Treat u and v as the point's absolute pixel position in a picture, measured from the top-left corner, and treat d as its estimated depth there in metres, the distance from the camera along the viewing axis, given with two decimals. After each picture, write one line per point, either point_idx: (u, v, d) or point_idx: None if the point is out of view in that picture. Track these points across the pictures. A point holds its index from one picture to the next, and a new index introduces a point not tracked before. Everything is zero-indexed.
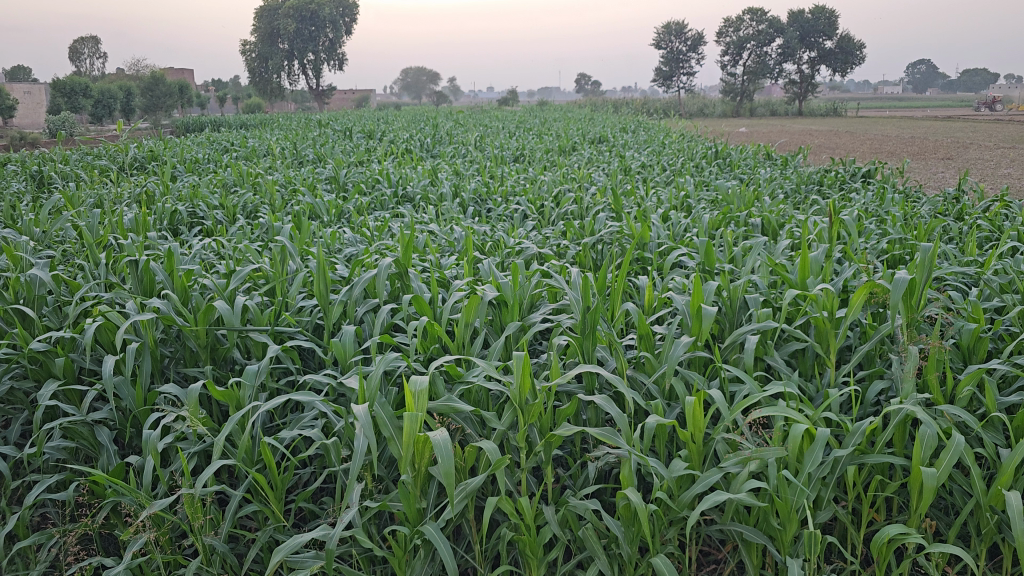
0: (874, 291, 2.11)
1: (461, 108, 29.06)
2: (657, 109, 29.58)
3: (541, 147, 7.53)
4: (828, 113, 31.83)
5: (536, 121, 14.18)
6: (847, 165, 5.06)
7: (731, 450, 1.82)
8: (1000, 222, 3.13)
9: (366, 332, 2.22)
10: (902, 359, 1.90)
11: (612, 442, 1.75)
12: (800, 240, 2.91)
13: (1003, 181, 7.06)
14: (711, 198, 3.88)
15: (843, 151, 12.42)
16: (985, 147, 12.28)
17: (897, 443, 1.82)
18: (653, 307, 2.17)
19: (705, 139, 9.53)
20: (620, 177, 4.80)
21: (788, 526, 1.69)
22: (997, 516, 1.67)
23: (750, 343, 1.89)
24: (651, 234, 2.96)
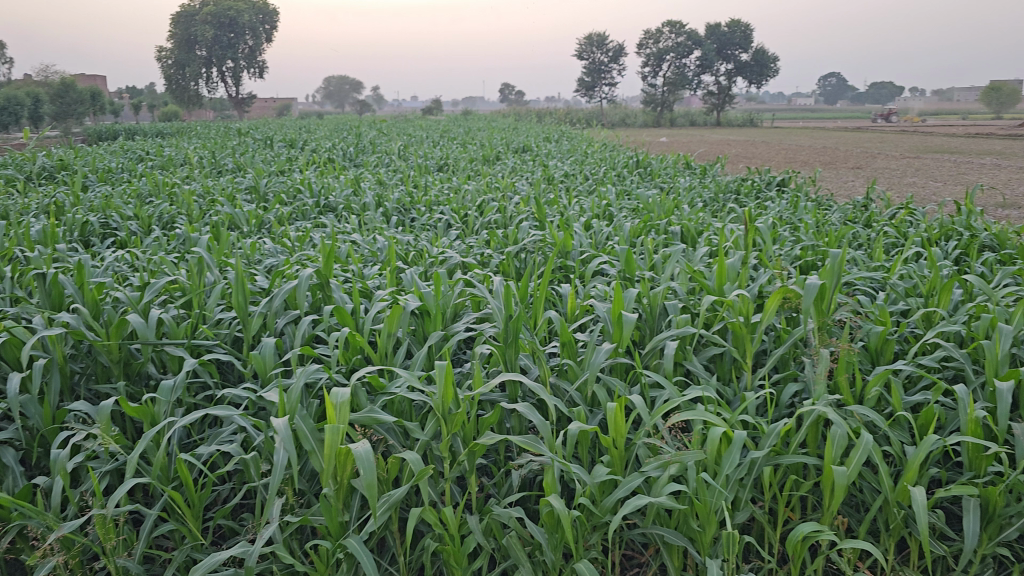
0: (788, 296, 2.17)
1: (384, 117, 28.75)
2: (581, 120, 29.86)
3: (465, 157, 7.53)
4: (746, 124, 32.85)
5: (462, 129, 14.22)
6: (762, 174, 5.21)
7: (652, 455, 1.85)
8: (905, 229, 3.26)
9: (286, 343, 2.18)
10: (815, 362, 1.97)
11: (535, 450, 1.76)
12: (718, 246, 2.97)
13: (908, 191, 7.39)
14: (632, 206, 3.94)
15: (760, 161, 12.81)
16: (891, 157, 12.82)
17: (810, 443, 1.88)
18: (576, 314, 2.19)
19: (626, 148, 9.68)
20: (542, 186, 4.84)
21: (707, 528, 1.72)
22: (904, 512, 1.74)
23: (669, 349, 1.93)
24: (573, 242, 2.99)
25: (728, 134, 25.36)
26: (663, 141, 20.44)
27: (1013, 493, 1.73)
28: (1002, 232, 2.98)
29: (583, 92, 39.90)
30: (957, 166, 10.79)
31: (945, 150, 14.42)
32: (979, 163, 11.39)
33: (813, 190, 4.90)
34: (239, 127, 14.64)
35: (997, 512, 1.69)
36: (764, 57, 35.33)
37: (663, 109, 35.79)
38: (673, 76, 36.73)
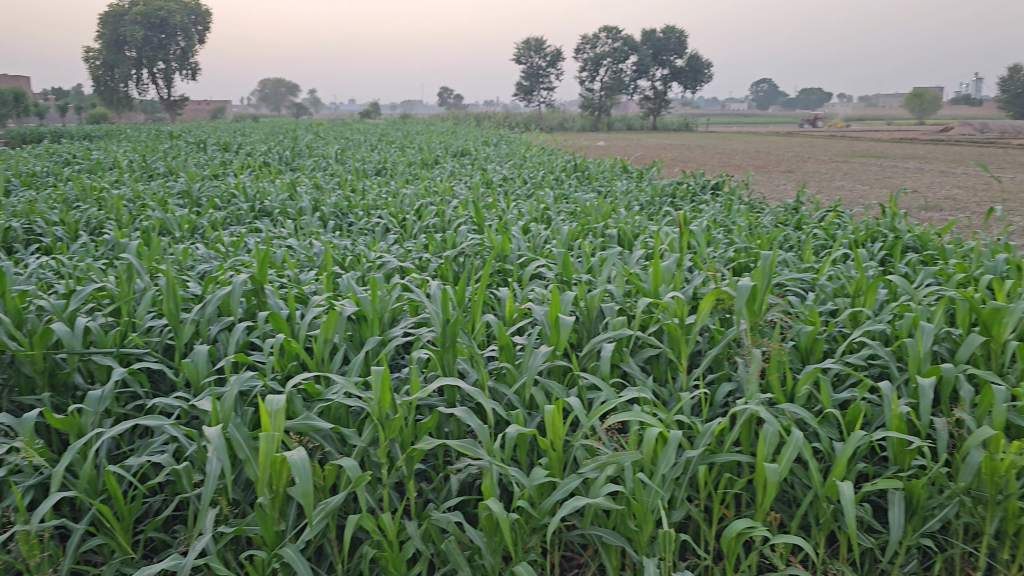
0: (721, 298, 2.22)
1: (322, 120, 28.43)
2: (520, 123, 29.97)
3: (404, 161, 7.49)
4: (684, 129, 33.43)
5: (401, 133, 14.16)
6: (697, 178, 5.30)
7: (590, 456, 1.86)
8: (833, 231, 3.35)
9: (220, 351, 2.13)
10: (748, 361, 2.01)
11: (473, 454, 1.77)
12: (653, 249, 3.01)
13: (838, 194, 7.61)
14: (570, 209, 3.97)
15: (696, 165, 13.03)
16: (822, 161, 13.17)
17: (744, 442, 1.91)
18: (514, 318, 2.20)
19: (564, 152, 9.76)
20: (481, 190, 4.84)
21: (644, 527, 1.74)
22: (833, 506, 1.78)
23: (606, 352, 1.95)
24: (511, 246, 3.00)
25: (666, 139, 25.72)
26: (603, 145, 20.67)
27: (935, 485, 1.80)
28: (924, 233, 3.08)
29: (524, 95, 40.10)
30: (884, 170, 11.15)
31: (873, 154, 14.90)
32: (905, 166, 11.80)
33: (746, 193, 5.00)
34: (173, 129, 14.37)
35: (921, 504, 1.75)
36: (699, 63, 36.03)
37: (604, 113, 36.16)
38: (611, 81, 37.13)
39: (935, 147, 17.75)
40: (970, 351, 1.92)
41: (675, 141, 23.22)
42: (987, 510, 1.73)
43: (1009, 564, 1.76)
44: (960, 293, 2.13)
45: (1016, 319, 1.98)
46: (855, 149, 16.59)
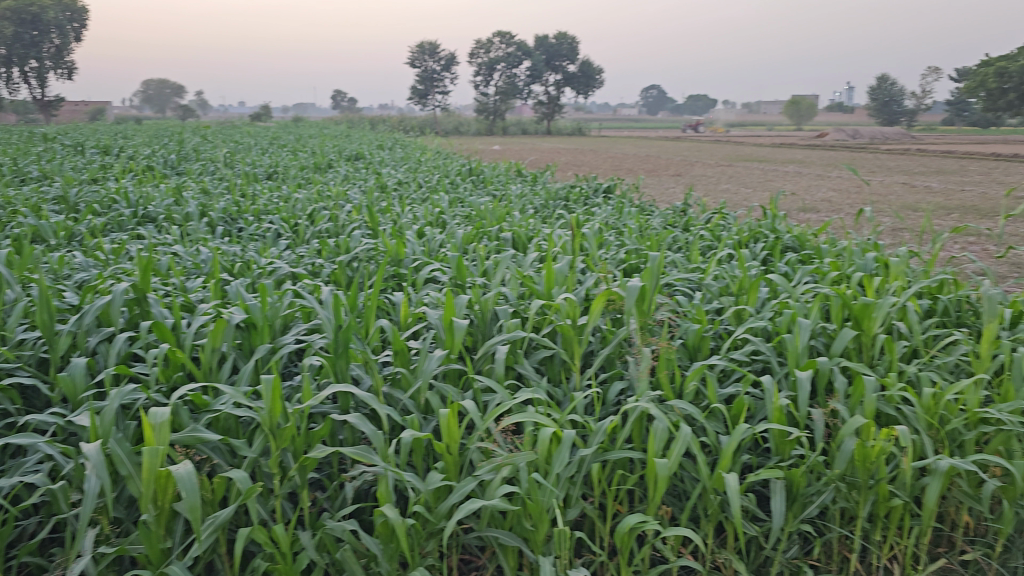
0: (613, 299, 2.28)
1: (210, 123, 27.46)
2: (416, 128, 29.74)
3: (296, 165, 7.33)
4: (582, 133, 34.02)
5: (292, 135, 13.78)
6: (590, 181, 5.40)
7: (485, 458, 1.87)
8: (718, 232, 3.47)
9: (99, 363, 2.04)
10: (637, 360, 2.06)
11: (367, 461, 1.75)
12: (546, 251, 3.05)
13: (725, 197, 7.91)
14: (465, 213, 3.98)
15: (589, 168, 13.26)
16: (709, 165, 13.64)
17: (635, 438, 1.96)
18: (408, 323, 2.19)
19: (460, 156, 9.79)
20: (376, 195, 4.79)
21: (540, 526, 1.76)
22: (721, 498, 1.84)
23: (500, 354, 1.97)
24: (406, 250, 2.98)
25: (560, 143, 26.01)
26: (497, 149, 20.79)
27: (814, 473, 1.88)
28: (801, 234, 3.24)
29: (422, 99, 39.85)
30: (766, 173, 11.64)
31: (758, 159, 15.56)
32: (787, 170, 12.36)
33: (637, 196, 5.13)
34: (47, 132, 13.60)
35: (801, 492, 1.83)
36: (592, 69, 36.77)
37: (501, 116, 36.37)
38: (508, 85, 37.35)
39: (815, 152, 18.68)
40: (843, 344, 2.04)
41: (572, 144, 23.64)
42: (860, 494, 1.83)
43: (881, 545, 1.86)
44: (833, 289, 2.26)
45: (884, 313, 2.11)
46: (741, 154, 17.27)
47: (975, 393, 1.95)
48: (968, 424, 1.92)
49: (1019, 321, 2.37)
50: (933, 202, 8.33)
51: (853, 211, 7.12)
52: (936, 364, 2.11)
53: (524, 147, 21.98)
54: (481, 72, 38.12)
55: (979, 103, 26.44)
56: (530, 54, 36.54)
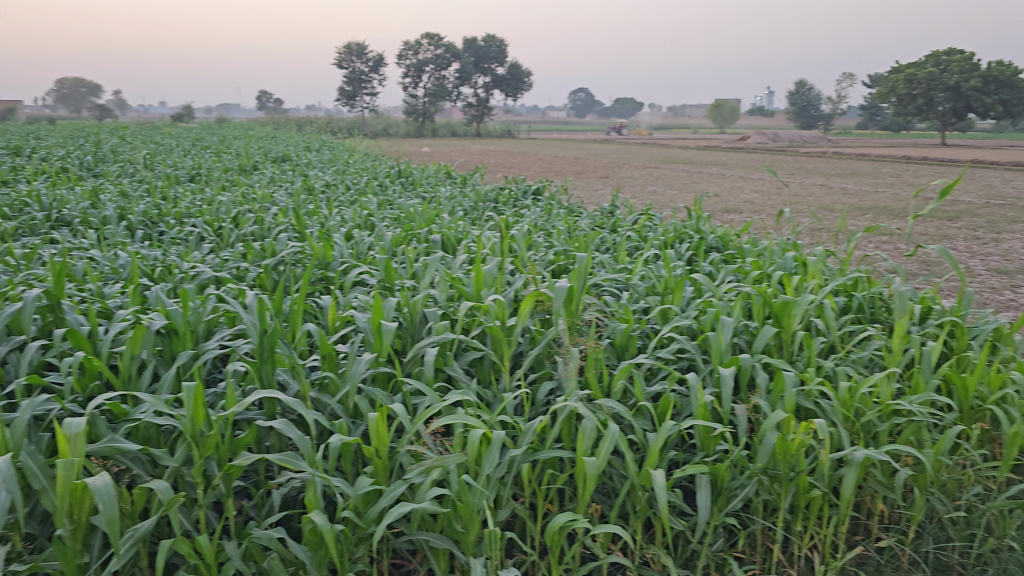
0: (542, 299, 2.30)
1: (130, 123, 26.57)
2: (343, 130, 29.37)
3: (220, 167, 7.17)
4: (513, 134, 34.15)
5: (218, 138, 13.52)
6: (519, 183, 5.43)
7: (415, 462, 1.86)
8: (645, 233, 3.53)
9: (10, 373, 1.96)
10: (566, 360, 2.08)
11: (294, 467, 1.72)
12: (475, 253, 3.06)
13: (652, 199, 8.04)
14: (394, 216, 3.96)
15: (518, 171, 13.33)
16: (635, 167, 13.85)
17: (565, 437, 1.97)
18: (336, 326, 2.17)
19: (389, 158, 9.72)
20: (303, 197, 4.72)
21: (470, 528, 1.76)
22: (648, 494, 1.87)
23: (430, 357, 1.96)
24: (334, 253, 2.95)
25: (490, 145, 26.03)
26: (427, 151, 20.74)
27: (737, 467, 1.93)
28: (724, 234, 3.33)
29: (350, 101, 39.41)
30: (692, 176, 11.89)
31: (684, 161, 15.87)
32: (712, 172, 12.63)
33: (566, 198, 5.18)
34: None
35: (725, 486, 1.87)
36: (522, 72, 36.95)
37: (430, 119, 36.22)
38: (436, 87, 37.23)
39: (735, 156, 19.23)
40: (764, 341, 2.10)
41: (501, 147, 23.75)
42: (781, 487, 1.88)
43: (801, 535, 1.92)
44: (754, 288, 2.32)
45: (802, 310, 2.18)
46: (669, 156, 17.58)
47: (888, 386, 2.04)
48: (882, 416, 2.00)
49: (927, 316, 2.48)
50: (849, 203, 8.66)
51: (772, 212, 7.38)
52: (852, 359, 2.19)
53: (455, 149, 21.99)
54: (412, 74, 37.92)
55: (891, 108, 27.58)
56: (460, 57, 36.49)
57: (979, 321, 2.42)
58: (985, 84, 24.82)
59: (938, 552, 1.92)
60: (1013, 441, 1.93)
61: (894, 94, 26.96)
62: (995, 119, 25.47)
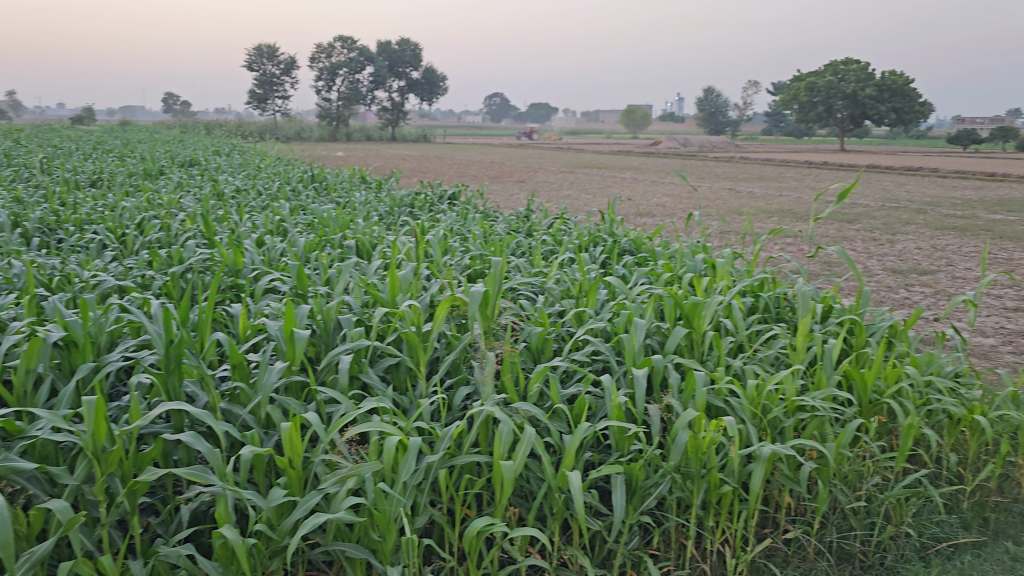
0: (457, 304, 2.30)
1: (26, 125, 25.37)
2: (253, 133, 28.70)
3: (122, 171, 6.91)
4: (429, 138, 34.02)
5: (120, 140, 12.99)
6: (435, 187, 5.42)
7: (330, 471, 1.83)
8: (560, 236, 3.57)
9: None
10: (482, 364, 2.08)
11: (204, 481, 1.67)
12: (390, 258, 3.04)
13: (566, 204, 8.15)
14: (307, 221, 3.90)
15: (432, 175, 13.28)
16: (550, 172, 13.98)
17: (482, 442, 1.98)
18: (247, 335, 2.12)
19: (301, 162, 9.55)
20: (212, 202, 4.60)
21: (387, 536, 1.74)
22: (564, 495, 1.88)
23: (344, 364, 1.93)
24: (245, 259, 2.88)
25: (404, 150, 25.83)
26: (342, 155, 20.47)
27: (651, 466, 1.96)
28: (637, 238, 3.39)
29: (262, 105, 38.49)
30: (605, 180, 12.08)
31: (597, 165, 16.10)
32: (625, 177, 12.88)
33: (482, 202, 5.19)
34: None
35: (640, 484, 1.90)
36: (436, 76, 36.93)
37: (344, 123, 35.77)
38: (349, 91, 36.81)
39: (649, 160, 19.63)
40: (675, 342, 2.14)
41: (414, 151, 23.68)
42: (694, 484, 1.92)
43: (714, 530, 1.96)
44: (666, 290, 2.38)
45: (711, 311, 2.24)
46: (585, 161, 17.80)
47: (793, 382, 2.11)
48: (787, 412, 2.07)
49: (828, 315, 2.59)
50: (756, 205, 8.95)
51: (683, 215, 7.56)
52: (759, 357, 2.27)
53: (371, 154, 21.79)
54: (327, 77, 37.36)
55: (795, 114, 28.67)
56: (375, 61, 36.18)
57: (877, 318, 2.53)
58: (880, 93, 26.06)
59: (841, 541, 2.00)
60: (907, 432, 2.03)
61: (796, 100, 28.04)
62: (891, 125, 26.74)
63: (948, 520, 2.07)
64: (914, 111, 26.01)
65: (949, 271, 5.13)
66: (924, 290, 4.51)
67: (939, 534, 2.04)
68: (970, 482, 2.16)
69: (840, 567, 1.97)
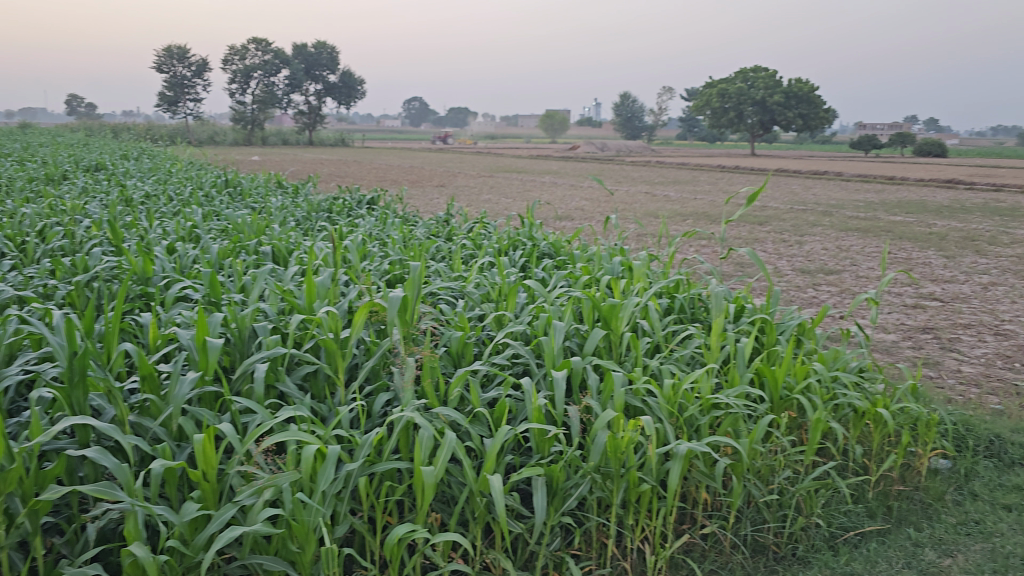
0: (376, 310, 2.28)
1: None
2: (163, 136, 27.78)
3: (22, 177, 6.59)
4: (349, 142, 33.61)
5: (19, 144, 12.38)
6: (353, 192, 5.35)
7: (246, 483, 1.79)
8: (480, 240, 3.58)
9: None
10: (402, 369, 2.06)
11: (112, 496, 1.61)
12: (307, 264, 2.99)
13: (487, 208, 8.16)
14: (221, 227, 3.80)
15: (350, 180, 13.13)
16: (470, 176, 13.99)
17: (403, 448, 1.96)
18: (157, 345, 2.05)
19: (214, 167, 9.30)
20: (119, 209, 4.44)
21: (306, 548, 1.72)
22: (486, 499, 1.88)
23: (260, 372, 1.89)
24: (154, 267, 2.79)
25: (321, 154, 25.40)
26: (258, 160, 20.01)
27: (572, 467, 1.98)
28: (556, 241, 3.42)
29: (172, 107, 37.31)
30: (526, 184, 12.16)
31: (515, 170, 16.20)
32: (545, 181, 12.99)
33: (402, 207, 5.16)
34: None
35: (560, 486, 1.91)
36: (354, 80, 36.56)
37: (259, 126, 35.00)
38: (265, 94, 36.06)
39: (570, 164, 19.84)
40: (593, 343, 2.17)
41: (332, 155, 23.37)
42: (613, 483, 1.94)
43: (634, 528, 1.99)
44: (584, 293, 2.41)
45: (628, 313, 2.29)
46: (506, 165, 17.85)
47: (707, 381, 2.16)
48: (702, 410, 2.13)
49: (740, 314, 2.66)
50: (672, 209, 9.15)
51: (601, 219, 7.67)
52: (675, 357, 2.32)
53: (289, 158, 21.44)
54: (244, 79, 36.51)
55: (708, 120, 29.44)
56: (292, 64, 35.57)
57: (786, 317, 2.62)
58: (788, 100, 27.02)
59: (756, 534, 2.06)
60: (816, 426, 2.11)
61: (709, 106, 28.80)
62: (799, 131, 27.75)
63: (855, 510, 2.16)
64: (821, 117, 27.05)
65: (854, 270, 5.34)
66: (831, 289, 4.69)
67: (847, 523, 2.12)
68: (875, 472, 2.26)
69: (755, 560, 2.03)
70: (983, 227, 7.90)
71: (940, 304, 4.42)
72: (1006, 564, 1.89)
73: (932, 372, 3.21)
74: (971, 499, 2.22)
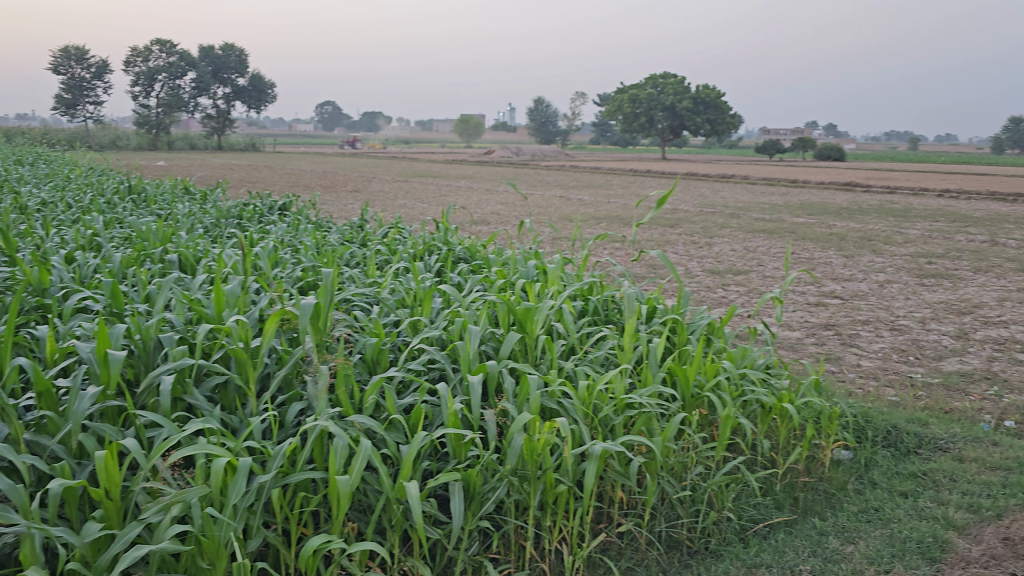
0: (288, 318, 2.24)
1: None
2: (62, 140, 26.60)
3: None
4: (261, 146, 32.90)
5: None
6: (263, 198, 5.24)
7: (152, 499, 1.73)
8: (394, 245, 3.56)
9: None
10: (316, 378, 2.03)
11: (5, 519, 1.53)
12: (216, 272, 2.91)
13: (403, 213, 8.10)
14: (124, 235, 3.67)
15: (261, 186, 12.85)
16: (385, 181, 13.87)
17: (317, 458, 1.93)
18: (55, 359, 1.96)
19: (115, 173, 8.95)
20: (12, 217, 4.23)
21: (217, 564, 1.67)
22: (403, 506, 1.87)
23: (165, 385, 1.83)
24: (52, 277, 2.67)
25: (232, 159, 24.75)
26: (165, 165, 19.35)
27: (489, 471, 1.98)
28: (471, 246, 3.43)
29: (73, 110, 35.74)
30: (443, 189, 12.15)
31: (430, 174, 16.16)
32: (461, 186, 13.00)
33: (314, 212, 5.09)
34: None
35: (477, 490, 1.91)
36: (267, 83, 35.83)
37: (166, 131, 33.87)
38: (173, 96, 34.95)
39: (485, 169, 19.88)
40: (509, 347, 2.18)
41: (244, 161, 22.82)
42: (530, 485, 1.96)
43: (551, 529, 2.00)
44: (499, 297, 2.42)
45: (543, 316, 2.31)
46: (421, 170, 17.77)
47: (621, 381, 2.20)
48: (616, 410, 2.16)
49: (652, 315, 2.73)
50: (587, 212, 9.29)
51: (518, 223, 7.71)
52: (589, 358, 2.36)
53: (198, 163, 20.79)
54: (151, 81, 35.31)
55: (621, 124, 29.97)
56: (202, 65, 34.61)
57: (696, 317, 2.69)
58: (697, 105, 27.79)
59: (670, 530, 2.10)
60: (725, 422, 2.17)
61: (620, 112, 29.31)
62: (710, 135, 28.54)
63: (763, 502, 2.23)
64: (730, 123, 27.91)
65: (760, 270, 5.53)
66: (739, 289, 4.84)
67: (756, 516, 2.19)
68: (782, 465, 2.34)
69: (670, 555, 2.07)
70: (881, 227, 8.28)
71: (841, 301, 4.61)
72: (902, 549, 1.98)
73: (834, 367, 3.35)
74: (871, 487, 2.32)
